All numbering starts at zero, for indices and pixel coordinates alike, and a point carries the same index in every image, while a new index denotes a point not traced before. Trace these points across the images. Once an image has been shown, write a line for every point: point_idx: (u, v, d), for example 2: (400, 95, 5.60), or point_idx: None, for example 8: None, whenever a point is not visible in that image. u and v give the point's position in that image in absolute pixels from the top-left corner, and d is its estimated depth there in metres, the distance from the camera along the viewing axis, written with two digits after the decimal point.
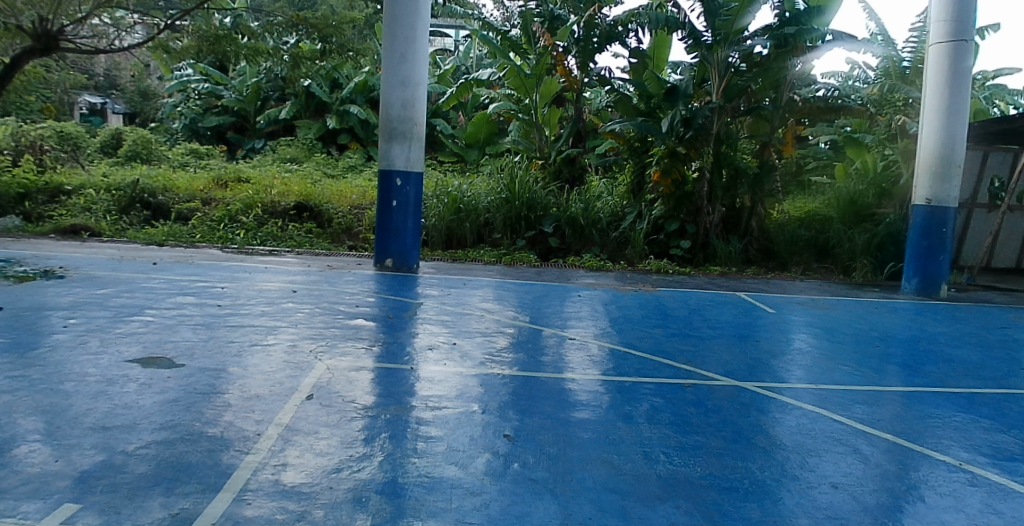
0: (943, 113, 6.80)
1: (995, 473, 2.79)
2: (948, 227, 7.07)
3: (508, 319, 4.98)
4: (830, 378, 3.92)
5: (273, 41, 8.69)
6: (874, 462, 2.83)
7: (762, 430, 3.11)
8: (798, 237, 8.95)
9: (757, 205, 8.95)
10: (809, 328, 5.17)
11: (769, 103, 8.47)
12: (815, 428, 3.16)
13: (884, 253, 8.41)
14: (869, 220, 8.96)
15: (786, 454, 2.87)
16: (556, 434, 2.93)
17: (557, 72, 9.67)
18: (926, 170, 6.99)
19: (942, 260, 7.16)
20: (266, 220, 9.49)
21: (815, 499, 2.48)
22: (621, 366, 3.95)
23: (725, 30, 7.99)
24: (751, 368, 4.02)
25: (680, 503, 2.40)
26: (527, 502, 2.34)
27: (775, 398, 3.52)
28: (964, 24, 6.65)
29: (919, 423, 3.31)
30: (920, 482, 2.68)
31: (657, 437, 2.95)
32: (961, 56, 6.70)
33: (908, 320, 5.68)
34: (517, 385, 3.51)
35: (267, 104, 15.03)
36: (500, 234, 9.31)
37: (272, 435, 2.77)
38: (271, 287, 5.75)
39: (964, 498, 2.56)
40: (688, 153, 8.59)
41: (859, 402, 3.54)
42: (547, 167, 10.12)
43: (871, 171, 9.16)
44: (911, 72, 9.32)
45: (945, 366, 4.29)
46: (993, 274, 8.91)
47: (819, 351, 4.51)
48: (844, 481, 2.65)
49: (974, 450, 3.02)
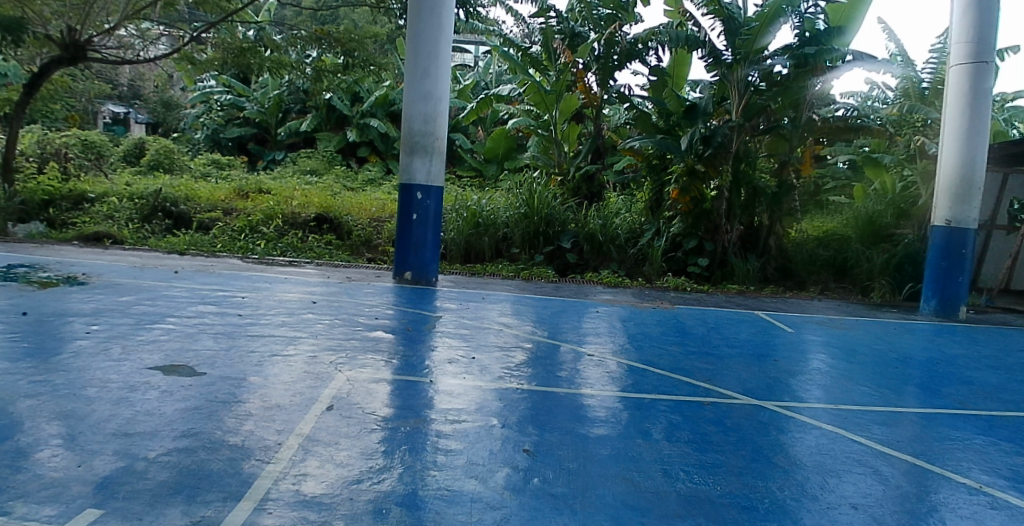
0: (963, 135, 6.79)
1: (1016, 496, 2.79)
2: (967, 249, 7.02)
3: (525, 334, 5.01)
4: (848, 398, 3.91)
5: (296, 54, 8.78)
6: (895, 484, 2.83)
7: (781, 449, 3.10)
8: (816, 257, 8.98)
9: (776, 224, 8.94)
10: (827, 348, 5.15)
11: (788, 122, 8.44)
12: (835, 449, 3.15)
13: (902, 274, 8.40)
14: (887, 240, 8.94)
15: (807, 474, 2.87)
16: (575, 449, 2.94)
17: (577, 89, 9.77)
18: (944, 191, 6.98)
19: (961, 282, 7.11)
20: (286, 231, 9.59)
21: (835, 520, 2.49)
22: (640, 382, 3.95)
23: (746, 49, 8.03)
24: (770, 386, 4.01)
25: (700, 521, 2.42)
26: (547, 518, 2.36)
27: (793, 417, 3.52)
28: (983, 46, 6.64)
29: (938, 444, 3.29)
30: (941, 503, 2.68)
31: (676, 455, 2.95)
32: (982, 77, 6.64)
33: (927, 342, 5.63)
34: (535, 400, 3.52)
35: (289, 116, 15.31)
36: (519, 249, 9.35)
37: (293, 445, 2.81)
38: (291, 297, 5.81)
39: (985, 521, 2.56)
40: (707, 171, 8.65)
41: (877, 423, 3.52)
42: (565, 184, 10.15)
43: (890, 192, 9.15)
44: (931, 93, 9.34)
45: (965, 388, 4.26)
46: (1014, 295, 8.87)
47: (837, 371, 4.50)
48: (863, 501, 2.66)
49: (995, 472, 3.01)
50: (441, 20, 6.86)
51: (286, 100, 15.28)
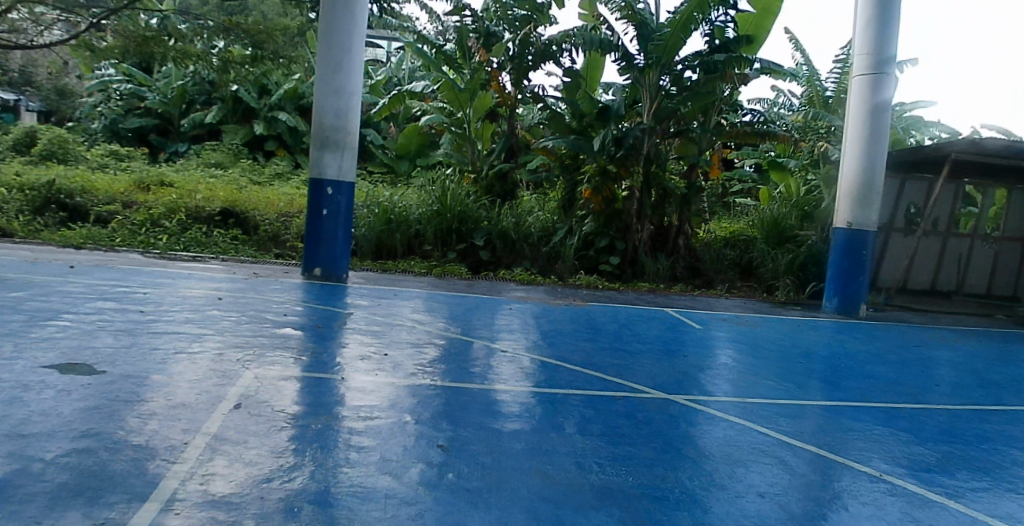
0: (865, 140, 7.12)
1: (913, 483, 2.96)
2: (867, 250, 7.37)
3: (437, 330, 5.03)
4: (755, 392, 4.07)
5: (201, 45, 8.60)
6: (799, 473, 2.97)
7: (691, 441, 3.20)
8: (723, 256, 9.40)
9: (684, 224, 9.27)
10: (734, 344, 5.34)
11: (697, 126, 8.77)
12: (742, 440, 3.27)
13: (806, 273, 8.79)
14: (791, 241, 9.23)
15: (715, 464, 2.98)
16: (489, 444, 2.97)
17: (491, 88, 9.87)
18: (846, 194, 7.30)
19: (861, 281, 7.45)
20: (190, 225, 9.32)
21: (743, 508, 2.61)
22: (553, 378, 4.02)
23: (659, 53, 8.17)
24: (679, 381, 4.13)
25: (613, 512, 2.48)
26: (462, 512, 2.38)
27: (702, 410, 3.63)
28: (882, 57, 6.97)
29: (840, 435, 3.46)
30: (843, 491, 2.83)
31: (589, 448, 3.02)
32: (880, 88, 6.98)
33: (830, 338, 5.91)
34: (447, 396, 3.54)
35: (193, 107, 14.78)
36: (431, 246, 9.32)
37: (199, 444, 2.75)
38: (195, 293, 5.66)
39: (884, 507, 2.72)
40: (619, 172, 8.80)
41: (782, 415, 3.68)
42: (479, 182, 10.11)
43: (794, 195, 9.50)
44: (833, 101, 9.65)
45: (863, 381, 4.50)
46: (908, 294, 9.40)
47: (742, 366, 4.68)
48: (769, 490, 2.79)
49: (892, 461, 3.19)
50: (354, 13, 6.81)
51: (190, 91, 14.78)
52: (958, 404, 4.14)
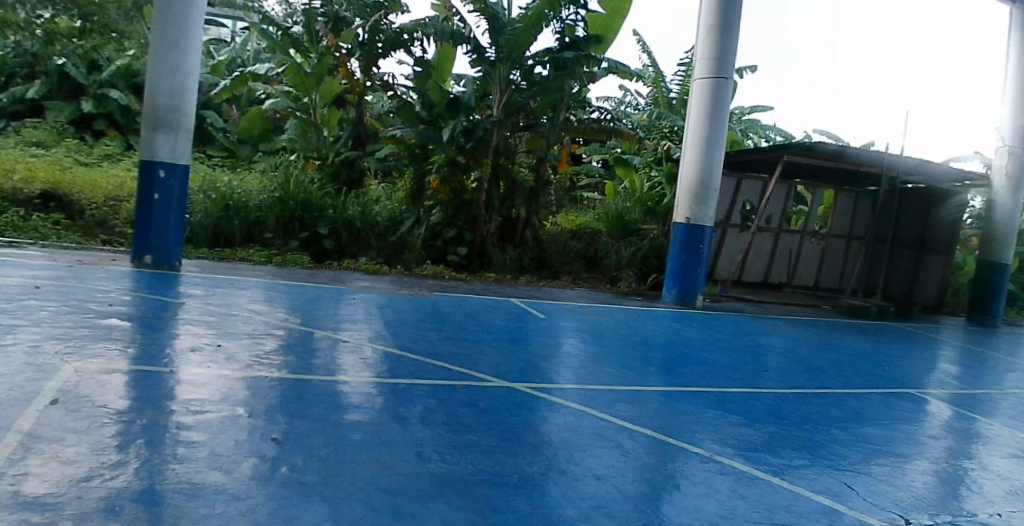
0: (702, 141, 7.62)
1: (740, 461, 3.17)
2: (703, 245, 7.87)
3: (277, 321, 4.92)
4: (597, 379, 4.22)
5: (24, 13, 7.92)
6: (635, 455, 3.11)
7: (531, 428, 3.28)
8: (569, 249, 10.07)
9: (532, 216, 9.64)
10: (578, 333, 5.53)
11: (545, 121, 9.12)
12: (580, 426, 3.38)
13: (648, 265, 9.66)
14: (633, 234, 10.13)
15: (553, 449, 3.07)
16: (327, 436, 2.93)
17: (339, 73, 9.63)
18: (685, 192, 7.74)
19: (697, 274, 7.93)
20: (5, 208, 8.66)
21: (579, 491, 2.72)
22: (394, 367, 4.01)
23: (509, 48, 8.51)
24: (523, 370, 4.23)
25: (454, 499, 2.51)
26: (296, 505, 2.32)
27: (544, 398, 3.72)
28: (723, 63, 7.46)
29: (676, 419, 3.64)
30: (678, 473, 2.99)
31: (428, 437, 3.03)
32: (720, 92, 7.48)
33: (669, 327, 6.22)
34: (285, 388, 3.47)
35: (12, 83, 13.68)
36: (273, 234, 9.14)
37: (10, 443, 2.55)
38: (8, 283, 5.23)
39: (714, 485, 2.92)
40: (468, 162, 9.04)
41: (621, 402, 3.82)
42: (324, 168, 10.12)
43: (638, 190, 10.39)
44: (676, 103, 10.90)
45: (697, 367, 4.78)
46: (744, 286, 10.40)
47: (585, 354, 4.84)
48: (605, 472, 2.92)
49: (723, 442, 3.39)
50: None
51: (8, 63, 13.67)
52: (783, 386, 4.52)
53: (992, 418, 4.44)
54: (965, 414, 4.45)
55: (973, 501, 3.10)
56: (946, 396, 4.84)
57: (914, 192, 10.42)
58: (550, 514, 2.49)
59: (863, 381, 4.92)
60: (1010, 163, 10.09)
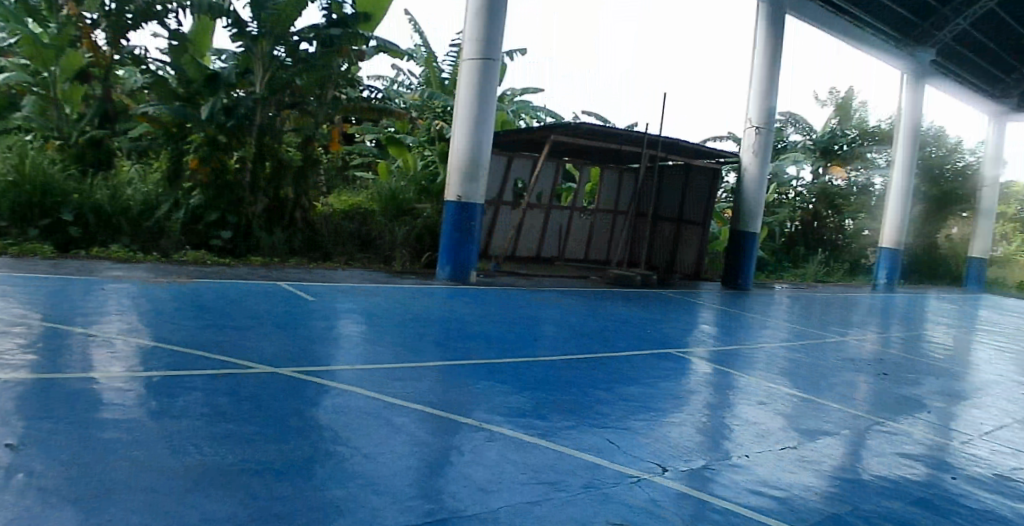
0: (469, 123, 8.57)
1: (509, 428, 3.37)
2: (474, 223, 8.80)
3: (16, 318, 4.52)
4: (375, 358, 4.32)
5: None
6: (407, 431, 3.22)
7: (300, 412, 3.30)
8: (341, 230, 10.26)
9: (301, 197, 9.99)
10: (352, 313, 5.63)
11: (314, 100, 9.89)
12: (353, 406, 3.44)
13: (422, 243, 10.65)
14: (407, 213, 10.82)
15: (321, 432, 3.12)
16: (75, 438, 2.78)
17: (82, 45, 9.80)
18: (456, 170, 8.66)
19: (471, 250, 8.83)
20: None
21: (348, 471, 2.78)
22: (150, 360, 3.86)
23: (272, 23, 9.14)
24: (296, 354, 4.24)
25: (218, 492, 2.45)
26: (39, 515, 2.13)
27: (318, 382, 3.74)
28: (489, 48, 8.48)
29: (455, 392, 3.80)
30: (453, 446, 3.12)
31: (189, 431, 2.96)
32: (488, 73, 8.49)
33: (443, 304, 6.50)
34: (26, 391, 3.22)
35: None
36: (5, 223, 8.21)
37: None
38: None
39: (482, 452, 3.10)
40: (230, 142, 9.32)
41: (397, 379, 3.93)
42: (66, 149, 9.59)
43: (411, 169, 11.30)
44: (448, 83, 12.32)
45: (471, 340, 5.05)
46: (518, 260, 11.57)
47: (362, 335, 4.92)
48: (374, 450, 3.01)
49: (494, 411, 3.58)
50: None
51: None
52: (556, 355, 4.86)
53: (742, 370, 5.11)
54: (720, 369, 5.05)
55: (722, 444, 3.48)
56: (705, 355, 5.50)
57: (675, 170, 12.44)
58: (318, 498, 2.51)
59: (628, 346, 5.48)
60: (756, 144, 12.25)
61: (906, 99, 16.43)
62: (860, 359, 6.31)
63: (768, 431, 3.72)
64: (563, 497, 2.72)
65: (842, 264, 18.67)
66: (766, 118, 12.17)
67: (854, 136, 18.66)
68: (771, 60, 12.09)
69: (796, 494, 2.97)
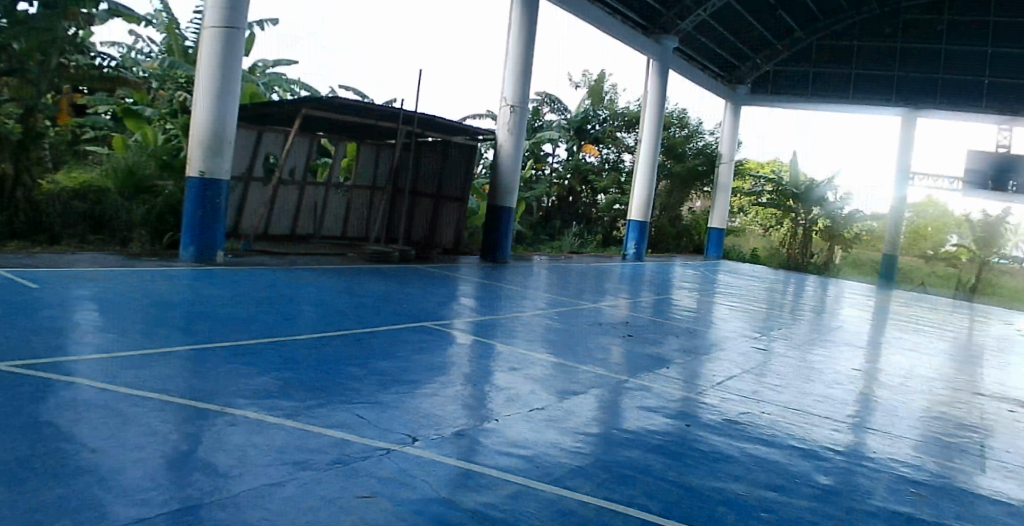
0: (212, 94, 8.49)
1: (254, 410, 3.31)
2: (219, 200, 8.75)
3: None
4: (116, 347, 4.07)
5: None
6: (148, 423, 3.01)
7: (17, 411, 2.98)
8: (71, 209, 9.45)
9: (23, 176, 9.12)
10: (83, 301, 5.22)
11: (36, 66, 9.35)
12: (79, 401, 3.17)
13: (162, 223, 10.10)
14: (147, 190, 10.57)
15: (41, 428, 2.84)
16: None
17: None
18: (199, 145, 8.53)
19: (217, 231, 8.73)
20: None
21: (72, 466, 2.53)
22: None
23: None
24: (15, 348, 3.85)
25: None
26: None
27: (45, 376, 3.42)
28: (233, 17, 8.44)
29: (207, 378, 3.68)
30: (200, 433, 2.98)
31: None
32: (232, 41, 8.48)
33: (183, 285, 6.35)
34: None
35: None
36: None
37: None
38: None
39: (230, 437, 2.99)
40: None
41: (134, 367, 3.72)
42: None
43: (150, 143, 11.11)
44: (191, 53, 13.29)
45: (218, 323, 4.94)
46: (270, 239, 11.15)
47: (98, 325, 4.57)
48: (105, 444, 2.78)
49: (242, 394, 3.50)
50: None
51: None
52: (303, 334, 4.87)
53: (500, 339, 5.44)
54: (478, 340, 5.34)
55: (476, 410, 3.69)
56: (466, 327, 5.78)
57: (432, 146, 13.07)
58: (32, 500, 2.23)
59: (383, 322, 5.63)
60: (510, 122, 13.17)
61: (652, 85, 18.57)
62: (608, 323, 6.99)
63: (519, 395, 3.98)
64: (308, 475, 2.69)
65: (593, 236, 21.52)
66: (520, 99, 13.13)
67: (605, 116, 21.69)
68: (520, 45, 13.19)
69: (540, 450, 3.25)
